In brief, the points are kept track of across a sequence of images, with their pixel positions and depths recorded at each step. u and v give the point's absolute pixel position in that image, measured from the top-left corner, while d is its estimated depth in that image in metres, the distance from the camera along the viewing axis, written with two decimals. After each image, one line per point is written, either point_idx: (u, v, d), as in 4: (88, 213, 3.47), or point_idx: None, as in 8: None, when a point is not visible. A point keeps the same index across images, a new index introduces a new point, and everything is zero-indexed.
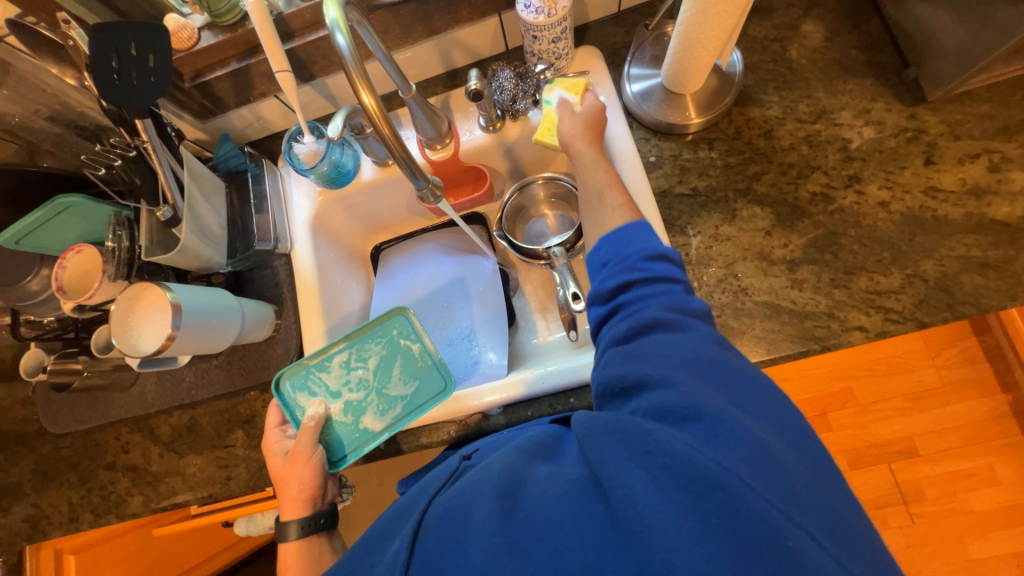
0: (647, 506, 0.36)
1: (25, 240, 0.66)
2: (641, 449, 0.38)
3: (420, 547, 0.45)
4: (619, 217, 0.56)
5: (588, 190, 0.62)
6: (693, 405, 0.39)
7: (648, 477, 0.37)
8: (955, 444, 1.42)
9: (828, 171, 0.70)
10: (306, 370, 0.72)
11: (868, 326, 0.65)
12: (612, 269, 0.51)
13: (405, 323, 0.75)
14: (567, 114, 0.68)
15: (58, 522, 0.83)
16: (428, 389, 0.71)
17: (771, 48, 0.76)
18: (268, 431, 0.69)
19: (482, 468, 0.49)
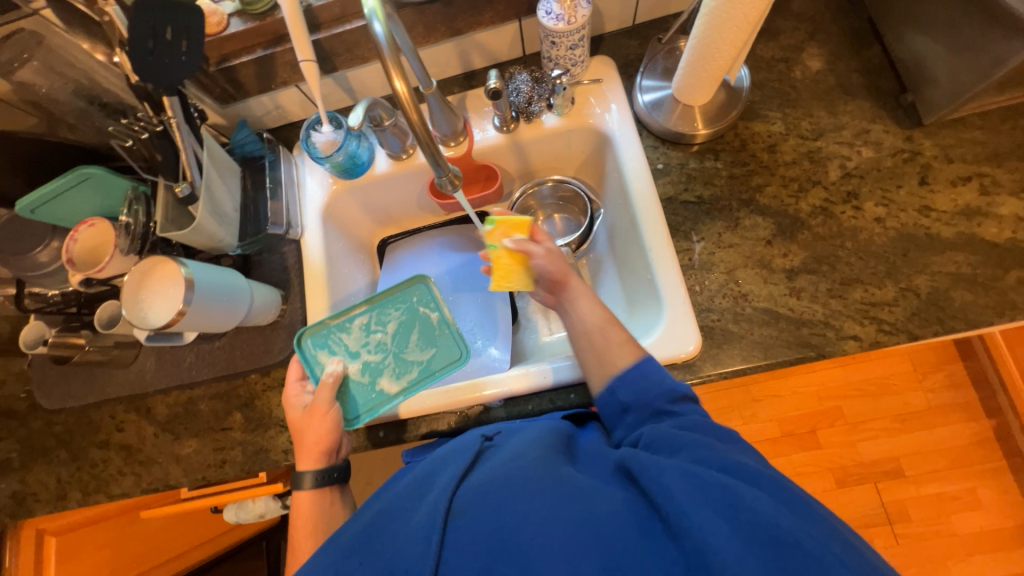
0: (707, 519, 0.39)
1: (40, 209, 0.68)
2: (697, 478, 0.43)
3: (450, 528, 0.44)
4: (625, 353, 0.61)
5: (590, 327, 0.64)
6: (734, 460, 0.45)
7: (706, 496, 0.41)
8: (941, 466, 1.44)
9: (828, 186, 0.73)
10: (327, 330, 0.75)
11: (862, 335, 0.67)
12: (636, 414, 0.57)
13: (424, 292, 0.77)
14: (539, 252, 0.68)
15: (45, 499, 0.81)
16: (443, 356, 0.74)
17: (777, 68, 0.79)
18: (287, 385, 0.71)
19: (513, 463, 0.50)
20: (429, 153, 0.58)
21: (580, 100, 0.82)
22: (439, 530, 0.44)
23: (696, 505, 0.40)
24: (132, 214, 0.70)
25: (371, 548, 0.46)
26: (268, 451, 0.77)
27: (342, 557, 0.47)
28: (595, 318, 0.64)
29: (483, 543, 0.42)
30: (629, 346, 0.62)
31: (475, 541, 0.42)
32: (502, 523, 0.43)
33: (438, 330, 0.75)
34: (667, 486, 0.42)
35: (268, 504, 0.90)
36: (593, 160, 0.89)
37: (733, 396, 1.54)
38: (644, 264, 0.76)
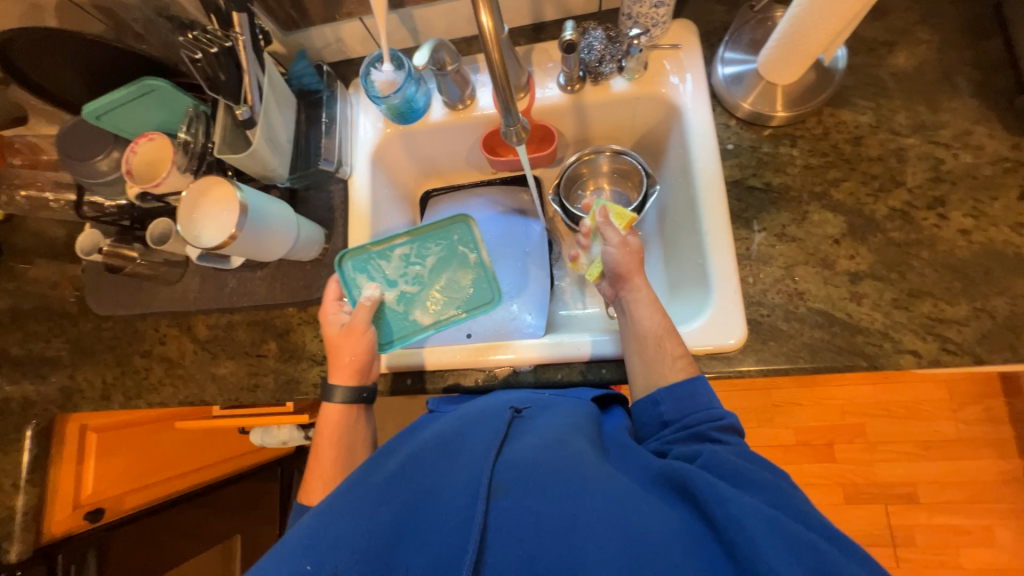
0: (777, 559, 0.38)
1: (105, 116, 0.69)
2: (778, 523, 0.41)
3: (491, 505, 0.46)
4: (678, 370, 0.60)
5: (647, 333, 0.62)
6: (797, 501, 0.45)
7: (776, 535, 0.40)
8: (958, 499, 1.40)
9: (912, 189, 0.68)
10: (368, 256, 0.75)
11: (922, 352, 0.63)
12: (675, 432, 0.56)
13: (464, 231, 0.77)
14: (616, 242, 0.67)
15: (90, 397, 0.86)
16: (477, 298, 0.75)
17: (877, 52, 0.73)
18: (325, 302, 0.71)
19: (551, 450, 0.50)
20: (504, 97, 0.56)
21: (654, 65, 0.76)
22: (480, 504, 0.45)
23: (766, 542, 0.39)
24: (192, 133, 0.70)
25: (406, 502, 0.47)
26: (299, 382, 0.79)
27: (375, 503, 0.48)
28: (654, 322, 0.63)
29: (525, 528, 0.44)
30: (681, 365, 0.60)
31: (518, 525, 0.44)
32: (547, 516, 0.44)
33: (472, 269, 0.76)
34: (739, 520, 0.41)
35: (291, 433, 0.97)
36: (656, 133, 0.84)
37: (753, 398, 1.51)
38: (696, 250, 0.73)
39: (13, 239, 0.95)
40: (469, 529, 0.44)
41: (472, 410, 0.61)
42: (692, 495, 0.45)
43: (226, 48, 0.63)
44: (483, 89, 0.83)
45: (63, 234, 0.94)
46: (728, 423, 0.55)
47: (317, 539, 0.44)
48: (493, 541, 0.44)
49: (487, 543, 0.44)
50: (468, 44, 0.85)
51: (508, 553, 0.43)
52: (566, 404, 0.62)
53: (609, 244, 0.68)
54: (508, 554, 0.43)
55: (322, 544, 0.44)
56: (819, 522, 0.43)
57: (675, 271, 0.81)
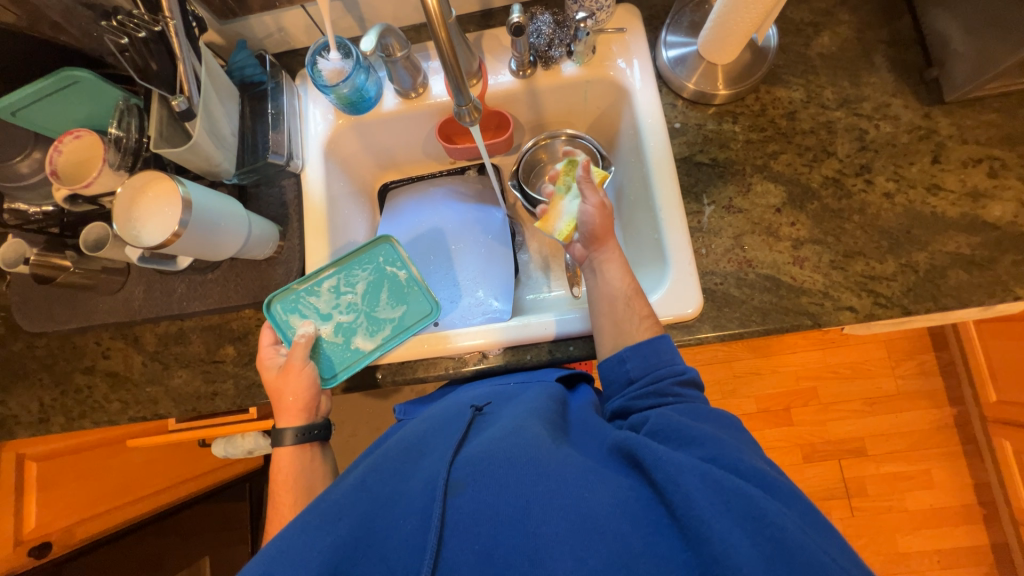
0: (709, 513, 0.40)
1: (22, 112, 0.63)
2: (711, 478, 0.43)
3: (449, 502, 0.45)
4: (644, 329, 0.62)
5: (616, 295, 0.65)
6: (734, 452, 0.47)
7: (710, 489, 0.42)
8: (901, 448, 1.52)
9: (842, 158, 0.73)
10: (296, 295, 0.73)
11: (858, 307, 0.68)
12: (639, 387, 0.58)
13: (388, 252, 0.76)
14: (597, 202, 0.67)
15: (26, 422, 0.79)
16: (414, 313, 0.73)
17: (805, 32, 0.78)
18: (261, 348, 0.69)
19: (506, 439, 0.51)
20: (454, 79, 0.56)
21: (602, 49, 0.78)
22: (435, 506, 0.45)
23: (700, 498, 0.41)
24: (124, 127, 0.66)
25: (363, 513, 0.47)
26: (261, 386, 0.76)
27: (332, 516, 0.47)
28: (623, 283, 0.65)
29: (480, 520, 0.44)
30: (645, 324, 0.62)
31: (473, 519, 0.44)
32: (503, 505, 0.45)
33: (405, 284, 0.74)
34: (677, 482, 0.43)
35: (258, 441, 0.93)
36: (608, 116, 0.86)
37: (717, 372, 1.58)
38: (651, 227, 0.76)
39: None
40: (426, 533, 0.44)
41: (436, 416, 0.62)
42: (639, 462, 0.47)
43: (156, 33, 0.60)
44: (436, 77, 0.82)
45: None
46: (683, 374, 0.57)
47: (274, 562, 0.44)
48: (451, 540, 0.43)
49: (444, 542, 0.43)
50: (417, 32, 0.85)
51: (466, 547, 0.43)
52: (528, 391, 0.63)
53: (587, 204, 0.68)
54: (465, 547, 0.43)
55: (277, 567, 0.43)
56: (758, 471, 0.45)
57: (632, 248, 0.84)
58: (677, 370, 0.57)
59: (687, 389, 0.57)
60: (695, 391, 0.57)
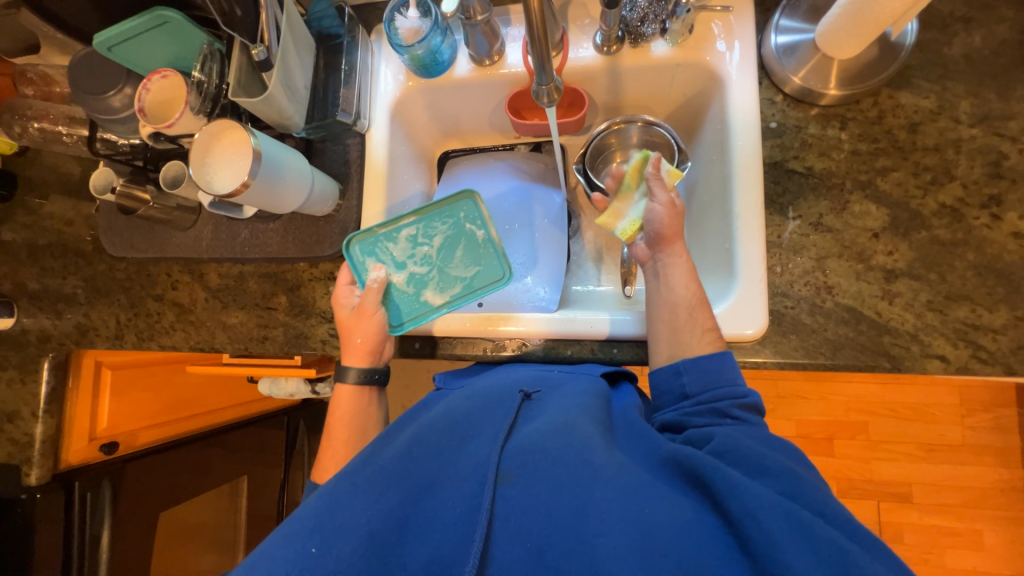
0: (795, 559, 0.38)
1: (116, 48, 0.65)
2: (796, 519, 0.40)
3: (498, 492, 0.47)
4: (706, 342, 0.58)
5: (682, 302, 0.60)
6: (815, 492, 0.44)
7: (793, 530, 0.40)
8: (953, 502, 1.40)
9: (966, 184, 0.63)
10: (375, 239, 0.73)
11: (950, 358, 0.60)
12: (695, 405, 0.55)
13: (469, 207, 0.74)
14: (668, 201, 0.63)
15: (104, 335, 0.88)
16: (486, 276, 0.72)
17: (951, 28, 0.66)
18: (337, 287, 0.71)
19: (560, 436, 0.50)
20: (539, 54, 0.52)
21: (700, 29, 0.70)
22: (487, 495, 0.46)
23: (782, 539, 0.39)
24: (206, 71, 0.67)
25: (412, 487, 0.48)
26: (307, 337, 0.79)
27: (379, 486, 0.48)
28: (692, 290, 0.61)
29: (535, 517, 0.45)
30: (707, 337, 0.59)
31: (526, 515, 0.45)
32: (558, 506, 0.45)
33: (480, 242, 0.73)
34: (755, 517, 0.40)
35: (298, 386, 0.99)
36: (693, 105, 0.79)
37: (759, 388, 1.50)
38: (724, 235, 0.70)
39: (27, 173, 0.94)
40: (476, 519, 0.45)
41: (480, 389, 0.61)
42: (705, 484, 0.45)
43: None
44: (513, 45, 0.77)
45: (77, 171, 0.92)
46: (747, 399, 0.54)
47: (322, 522, 0.45)
48: (501, 530, 0.45)
49: (494, 531, 0.45)
50: None
51: (518, 543, 0.44)
52: (572, 382, 0.62)
53: (656, 203, 0.63)
54: (517, 543, 0.44)
55: (328, 528, 0.45)
56: (841, 516, 0.43)
57: (697, 253, 0.78)
58: (743, 392, 0.55)
59: (750, 412, 0.54)
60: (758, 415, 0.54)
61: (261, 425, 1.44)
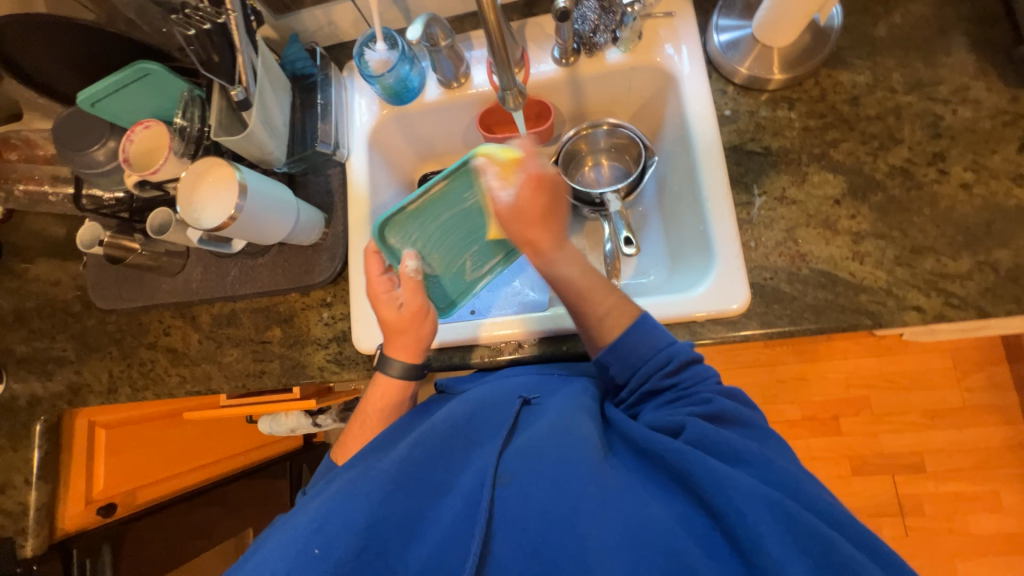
0: (780, 551, 0.39)
1: (101, 103, 0.69)
2: (782, 509, 0.41)
3: (496, 493, 0.47)
4: (615, 320, 0.60)
5: (579, 289, 0.62)
6: (789, 473, 0.45)
7: (777, 522, 0.40)
8: (966, 466, 1.40)
9: (912, 146, 0.67)
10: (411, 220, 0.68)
11: (926, 307, 0.63)
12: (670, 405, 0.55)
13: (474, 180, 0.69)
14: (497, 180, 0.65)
15: (97, 391, 0.87)
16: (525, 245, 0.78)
17: (873, 11, 0.73)
18: (373, 280, 0.67)
19: (555, 436, 0.51)
20: (500, 64, 0.56)
21: (649, 35, 0.76)
22: (485, 495, 0.47)
23: (765, 529, 0.40)
24: (188, 117, 0.71)
25: (416, 495, 0.49)
26: (305, 366, 0.79)
27: (378, 491, 0.48)
28: (573, 270, 0.63)
29: (530, 516, 0.45)
30: (619, 319, 0.60)
31: (522, 514, 0.45)
32: (553, 504, 0.45)
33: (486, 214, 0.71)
34: (740, 509, 0.41)
35: (299, 420, 0.99)
36: (652, 105, 0.84)
37: (758, 375, 1.51)
38: (696, 219, 0.73)
39: (12, 238, 0.95)
40: (476, 519, 0.46)
41: (479, 394, 0.61)
42: (689, 480, 0.46)
43: (218, 25, 0.62)
44: (478, 66, 0.82)
45: (62, 231, 0.94)
46: (672, 363, 0.56)
47: (325, 522, 0.45)
48: (499, 531, 0.45)
49: (493, 531, 0.45)
50: (460, 22, 0.85)
51: (514, 542, 0.44)
52: (572, 383, 0.63)
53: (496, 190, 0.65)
54: (514, 543, 0.44)
55: (330, 528, 0.45)
56: (822, 504, 0.43)
57: (675, 241, 0.81)
58: (670, 353, 0.57)
59: (688, 370, 0.56)
60: (697, 368, 0.56)
61: (262, 473, 1.39)
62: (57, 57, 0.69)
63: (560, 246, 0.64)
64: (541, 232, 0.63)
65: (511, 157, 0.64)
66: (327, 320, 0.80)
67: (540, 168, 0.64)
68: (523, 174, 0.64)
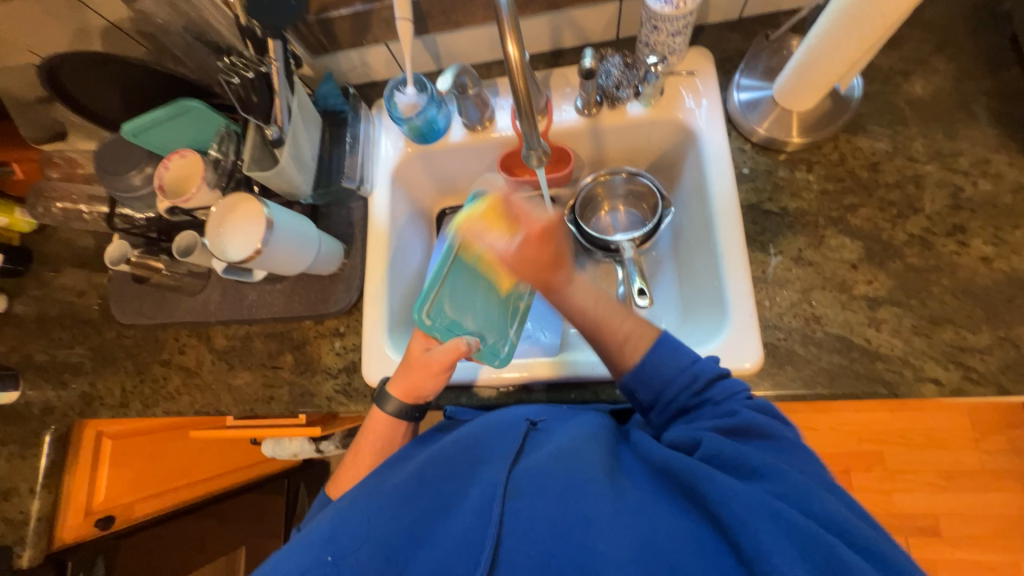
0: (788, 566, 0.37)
1: (141, 135, 0.72)
2: (790, 523, 0.40)
3: (505, 506, 0.46)
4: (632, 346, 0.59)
5: (594, 323, 0.61)
6: (812, 493, 0.42)
7: (788, 537, 0.39)
8: (984, 533, 1.34)
9: (931, 216, 0.68)
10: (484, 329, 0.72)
11: (944, 380, 0.62)
12: (661, 414, 0.57)
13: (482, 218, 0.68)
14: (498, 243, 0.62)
15: (109, 404, 0.88)
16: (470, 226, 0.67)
17: (893, 80, 0.74)
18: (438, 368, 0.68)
19: (567, 455, 0.49)
20: (528, 122, 0.59)
21: (670, 91, 0.78)
22: (494, 506, 0.46)
23: (770, 541, 0.39)
24: (223, 150, 0.74)
25: (421, 509, 0.48)
26: (314, 395, 0.80)
27: (391, 505, 0.48)
28: (586, 300, 0.61)
29: (540, 529, 0.44)
30: (638, 343, 0.59)
31: (531, 526, 0.44)
32: (561, 518, 0.44)
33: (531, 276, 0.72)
34: (748, 522, 0.40)
35: (302, 445, 0.99)
36: (671, 156, 0.85)
37: None
38: (711, 271, 0.73)
39: (42, 247, 0.98)
40: (483, 530, 0.45)
41: (492, 419, 0.60)
42: (699, 497, 0.45)
43: (260, 73, 0.66)
44: (503, 112, 0.85)
45: (91, 244, 0.97)
46: (698, 382, 0.55)
47: (337, 532, 0.46)
48: (505, 543, 0.44)
49: (499, 543, 0.44)
50: (488, 69, 0.89)
51: (518, 555, 0.43)
52: (584, 415, 0.61)
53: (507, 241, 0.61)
54: (520, 553, 0.43)
55: (343, 539, 0.45)
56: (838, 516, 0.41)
57: (689, 290, 0.81)
58: (695, 371, 0.56)
59: (716, 386, 0.55)
60: (726, 384, 0.55)
61: (260, 490, 1.39)
62: (106, 88, 0.73)
63: (572, 280, 0.61)
64: (553, 272, 0.60)
65: (488, 207, 0.63)
66: (339, 350, 0.81)
67: (537, 222, 0.59)
68: (522, 226, 0.60)
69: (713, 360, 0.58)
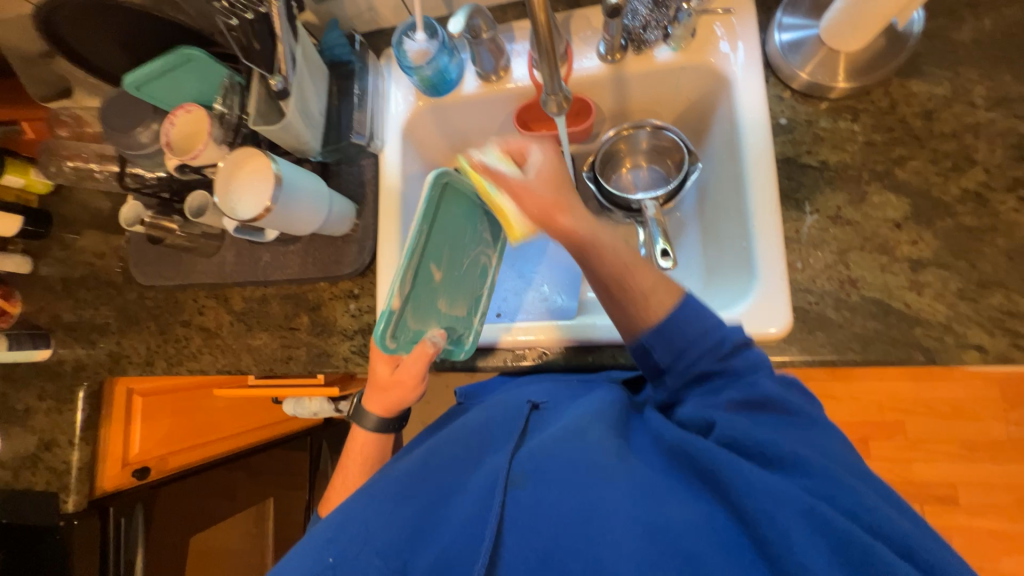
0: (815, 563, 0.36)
1: (145, 87, 0.70)
2: (816, 513, 0.37)
3: (508, 496, 0.46)
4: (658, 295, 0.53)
5: (614, 273, 0.53)
6: (832, 481, 0.40)
7: (812, 532, 0.37)
8: (1003, 502, 1.33)
9: (989, 169, 0.62)
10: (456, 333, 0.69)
11: (988, 347, 0.58)
12: (676, 379, 0.52)
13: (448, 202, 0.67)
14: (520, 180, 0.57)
15: (136, 362, 0.91)
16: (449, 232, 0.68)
17: (959, 14, 0.66)
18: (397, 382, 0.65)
19: (571, 439, 0.49)
20: (549, 66, 0.55)
21: (703, 32, 0.71)
22: (498, 495, 0.45)
23: (794, 537, 0.37)
24: (228, 104, 0.71)
25: (426, 499, 0.48)
26: (331, 356, 0.80)
27: (396, 497, 0.48)
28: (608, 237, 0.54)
29: (544, 520, 0.43)
30: (664, 298, 0.53)
31: (535, 516, 0.43)
32: (568, 507, 0.43)
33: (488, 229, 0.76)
34: (771, 514, 0.38)
35: (321, 405, 1.01)
36: (699, 107, 0.79)
37: None
38: (740, 234, 0.69)
39: (60, 209, 0.98)
40: (485, 520, 0.44)
41: (497, 401, 0.62)
42: (714, 480, 0.43)
43: (260, 14, 0.62)
44: (518, 60, 0.79)
45: (106, 206, 0.97)
46: (722, 347, 0.50)
47: (339, 532, 0.45)
48: (509, 535, 0.43)
49: (505, 532, 0.44)
50: (502, 11, 0.82)
51: (525, 546, 0.42)
52: (594, 392, 0.60)
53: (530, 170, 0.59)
54: (524, 545, 0.43)
55: (344, 537, 0.45)
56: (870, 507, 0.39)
57: (714, 252, 0.77)
58: (720, 335, 0.51)
59: (739, 354, 0.50)
60: (750, 354, 0.50)
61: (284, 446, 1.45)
62: (106, 39, 0.71)
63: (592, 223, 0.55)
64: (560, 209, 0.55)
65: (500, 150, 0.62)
66: (353, 312, 0.81)
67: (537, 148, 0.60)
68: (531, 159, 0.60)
69: (739, 327, 0.53)
